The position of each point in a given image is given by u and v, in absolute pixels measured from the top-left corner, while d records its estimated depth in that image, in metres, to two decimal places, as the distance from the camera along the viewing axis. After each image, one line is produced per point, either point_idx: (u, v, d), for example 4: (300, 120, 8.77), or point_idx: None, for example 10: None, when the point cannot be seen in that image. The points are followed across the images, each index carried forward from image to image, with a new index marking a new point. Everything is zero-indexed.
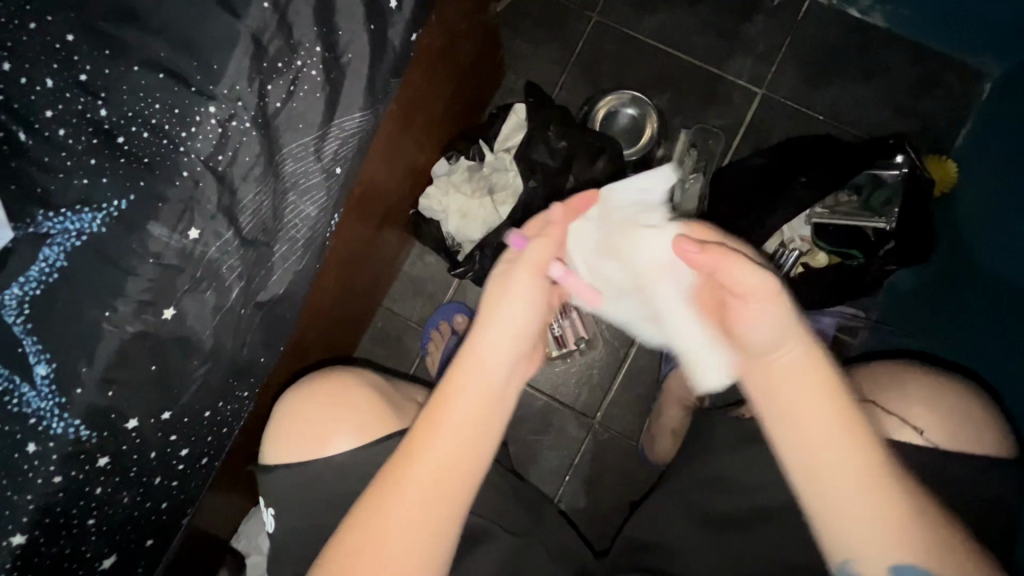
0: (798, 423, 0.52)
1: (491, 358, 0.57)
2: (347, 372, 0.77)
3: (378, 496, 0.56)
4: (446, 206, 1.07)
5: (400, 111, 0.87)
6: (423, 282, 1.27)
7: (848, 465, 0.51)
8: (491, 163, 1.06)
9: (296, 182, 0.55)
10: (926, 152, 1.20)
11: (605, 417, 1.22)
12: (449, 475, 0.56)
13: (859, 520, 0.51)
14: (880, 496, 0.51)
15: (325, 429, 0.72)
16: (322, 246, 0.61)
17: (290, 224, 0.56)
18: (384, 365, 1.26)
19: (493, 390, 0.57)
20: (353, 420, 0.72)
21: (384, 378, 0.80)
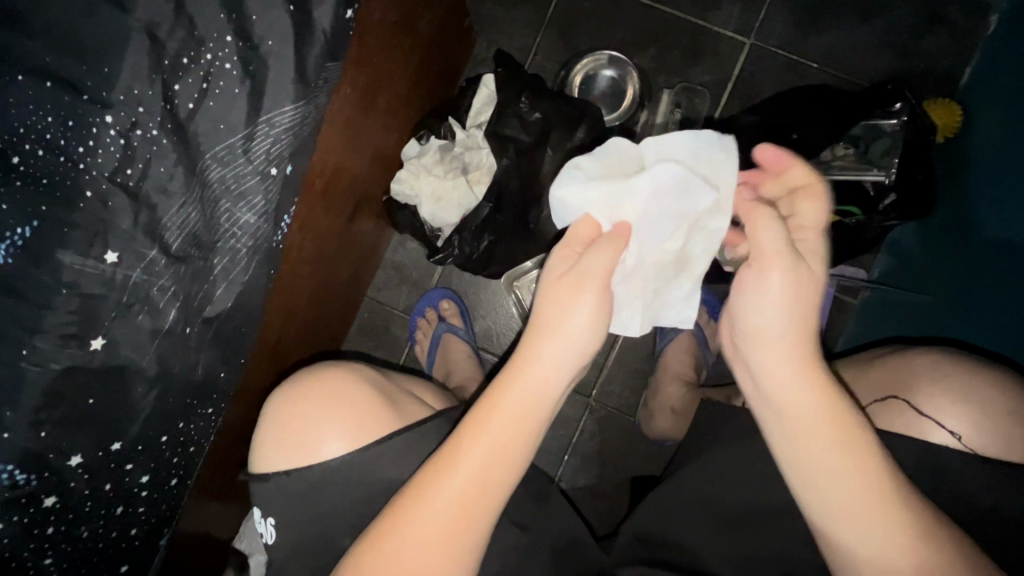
0: (819, 462, 0.54)
1: (539, 372, 0.56)
2: (338, 369, 0.74)
3: (414, 492, 0.56)
4: (418, 190, 1.00)
5: (360, 94, 0.81)
6: (407, 270, 1.23)
7: (858, 494, 0.53)
8: (463, 142, 1.00)
9: (226, 188, 0.51)
10: (929, 95, 1.12)
11: (601, 393, 1.20)
12: (478, 494, 0.55)
13: (862, 528, 0.54)
14: (889, 519, 0.53)
15: (317, 434, 0.69)
16: (272, 252, 0.58)
17: (227, 233, 0.53)
18: (373, 356, 1.23)
19: (532, 409, 0.56)
20: (344, 424, 0.69)
21: (376, 372, 0.77)
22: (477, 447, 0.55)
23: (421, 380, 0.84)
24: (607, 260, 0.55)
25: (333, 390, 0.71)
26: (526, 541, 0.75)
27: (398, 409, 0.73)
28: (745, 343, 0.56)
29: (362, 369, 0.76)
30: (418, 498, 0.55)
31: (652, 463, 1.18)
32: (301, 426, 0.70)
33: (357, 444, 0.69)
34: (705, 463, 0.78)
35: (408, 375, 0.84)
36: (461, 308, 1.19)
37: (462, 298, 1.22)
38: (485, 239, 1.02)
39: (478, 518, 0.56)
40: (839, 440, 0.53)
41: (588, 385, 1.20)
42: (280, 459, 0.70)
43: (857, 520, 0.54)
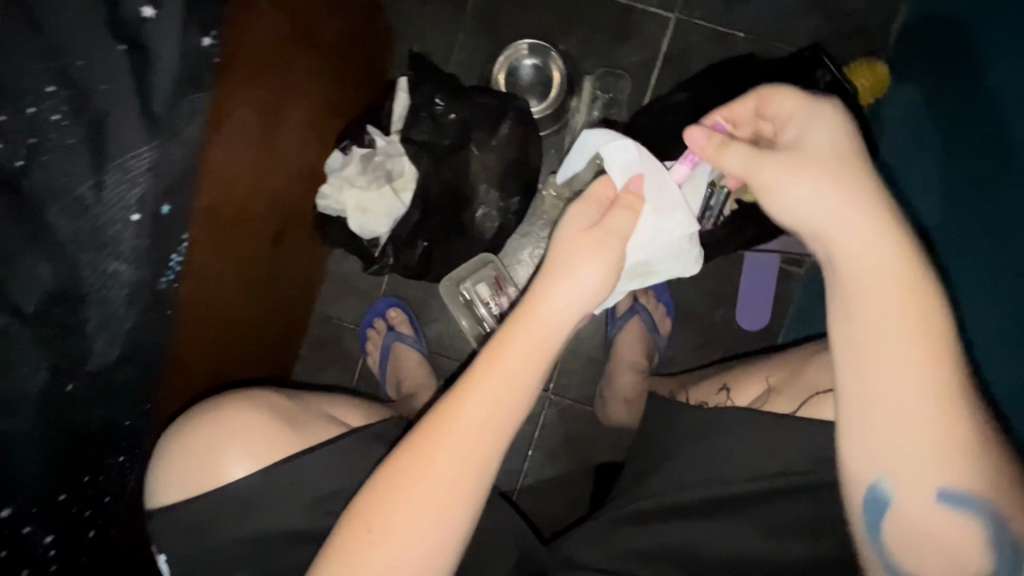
0: (882, 350, 0.53)
1: (547, 320, 0.59)
2: (240, 402, 0.70)
3: (429, 432, 0.58)
4: (344, 204, 0.97)
5: (263, 115, 0.78)
6: (353, 280, 1.22)
7: (917, 391, 0.51)
8: (386, 149, 0.97)
9: (86, 241, 0.51)
10: (859, 56, 1.11)
11: (559, 386, 1.20)
12: (480, 439, 0.58)
13: (913, 426, 0.51)
14: (950, 422, 0.50)
15: (212, 463, 0.66)
16: (159, 297, 0.58)
17: (96, 287, 0.53)
18: (327, 370, 1.22)
19: (538, 354, 0.59)
20: (238, 449, 0.66)
21: (285, 399, 0.73)
22: (470, 409, 0.58)
23: (341, 399, 0.81)
24: (629, 223, 0.62)
25: (229, 423, 0.68)
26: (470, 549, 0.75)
27: (301, 437, 0.69)
28: (829, 236, 0.56)
29: (269, 399, 0.72)
30: (416, 461, 0.57)
31: (615, 448, 1.18)
32: (192, 461, 0.67)
33: (254, 468, 0.66)
34: (645, 453, 0.79)
35: (327, 396, 0.80)
36: (409, 315, 1.18)
37: (411, 304, 1.21)
38: (419, 245, 1.01)
39: (486, 458, 0.58)
40: (908, 329, 0.52)
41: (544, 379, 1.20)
42: (169, 493, 0.67)
43: (898, 419, 0.52)
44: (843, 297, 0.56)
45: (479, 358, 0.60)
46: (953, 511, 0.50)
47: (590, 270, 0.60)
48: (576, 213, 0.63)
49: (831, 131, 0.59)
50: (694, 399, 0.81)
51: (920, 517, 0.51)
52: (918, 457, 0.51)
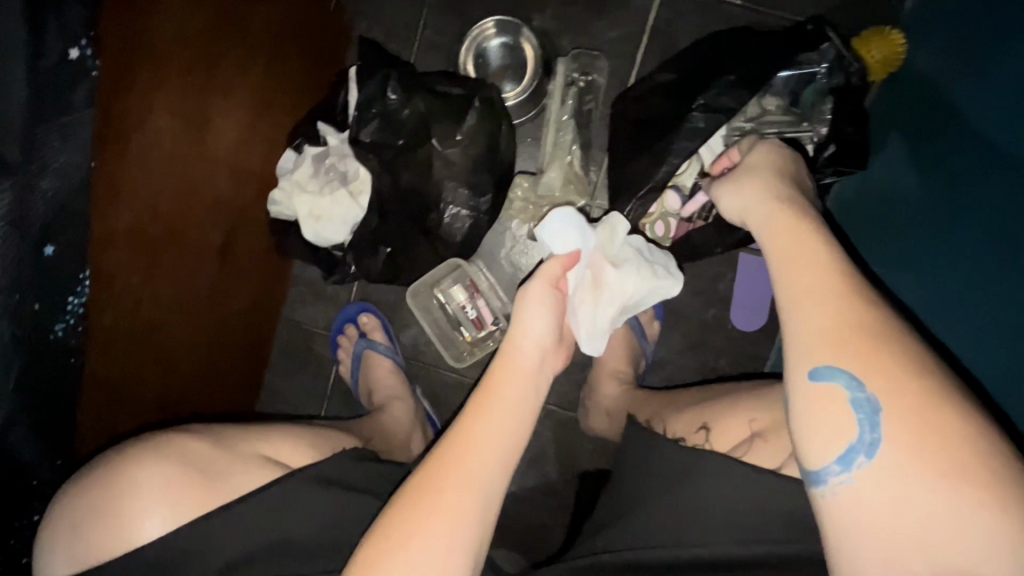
0: (804, 300, 0.58)
1: (524, 360, 0.70)
2: (149, 448, 0.68)
3: (449, 452, 0.62)
4: (296, 210, 0.89)
5: (183, 122, 0.69)
6: (320, 284, 1.15)
7: (825, 324, 0.56)
8: (338, 147, 0.89)
9: None
10: (869, 23, 0.98)
11: None
12: (490, 456, 0.63)
13: (823, 359, 0.54)
14: (865, 356, 0.52)
15: (120, 520, 0.64)
16: (23, 348, 0.57)
17: None
18: (298, 377, 1.17)
19: (528, 389, 0.69)
20: (151, 503, 0.65)
21: (202, 440, 0.72)
22: (484, 430, 0.64)
23: (282, 432, 0.80)
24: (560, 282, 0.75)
25: (133, 477, 0.66)
26: None
27: (216, 484, 0.69)
28: (749, 217, 0.71)
29: (181, 442, 0.70)
30: (437, 481, 0.60)
31: (600, 454, 1.13)
32: (95, 519, 0.64)
33: (167, 520, 0.65)
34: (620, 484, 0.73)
35: (260, 429, 0.79)
36: (381, 320, 1.12)
37: (382, 310, 1.14)
38: (382, 251, 0.93)
39: (490, 477, 0.62)
40: (834, 295, 0.56)
41: None
42: (72, 561, 0.64)
43: (823, 355, 0.54)
44: (776, 261, 0.64)
45: (477, 390, 0.68)
46: (867, 434, 0.50)
47: (548, 312, 0.71)
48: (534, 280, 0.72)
49: (769, 152, 0.77)
50: (672, 436, 0.76)
51: (837, 444, 0.51)
52: (826, 391, 0.53)
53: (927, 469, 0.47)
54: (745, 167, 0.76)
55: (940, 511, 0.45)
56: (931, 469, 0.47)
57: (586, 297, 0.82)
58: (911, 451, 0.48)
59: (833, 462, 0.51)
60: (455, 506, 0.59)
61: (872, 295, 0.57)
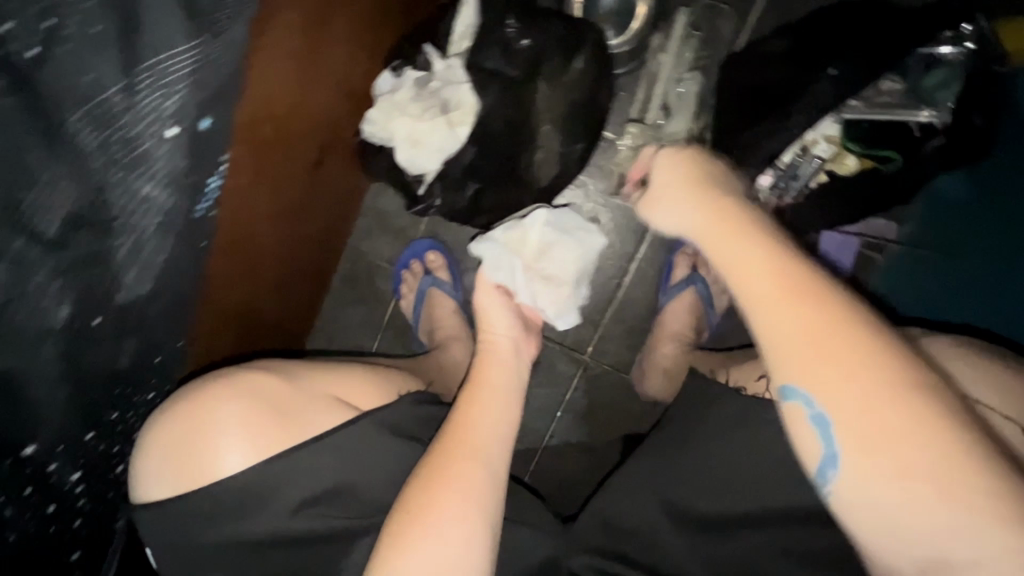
0: (770, 305, 0.49)
1: (498, 362, 0.81)
2: (220, 387, 0.68)
3: (448, 438, 0.69)
4: (392, 132, 0.88)
5: (309, 24, 0.66)
6: (390, 216, 1.14)
7: (794, 332, 0.47)
8: (443, 73, 0.87)
9: (116, 158, 0.47)
10: None
11: (597, 351, 1.14)
12: (491, 440, 0.71)
13: (791, 363, 0.48)
14: (864, 378, 0.44)
15: (201, 458, 0.65)
16: (187, 225, 0.57)
17: (119, 208, 0.49)
18: (356, 307, 1.17)
19: (508, 384, 0.79)
20: (231, 439, 0.65)
21: (271, 375, 0.71)
22: (482, 424, 0.72)
23: (347, 370, 0.77)
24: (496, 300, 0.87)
25: (210, 415, 0.66)
26: None
27: (289, 418, 0.68)
28: (680, 218, 0.60)
29: (251, 379, 0.69)
30: (442, 471, 0.65)
31: (647, 420, 1.14)
32: (175, 458, 0.65)
33: (245, 457, 0.65)
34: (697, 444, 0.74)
35: (324, 366, 0.77)
36: (447, 260, 1.11)
37: (449, 250, 1.13)
38: (469, 188, 0.92)
39: (491, 453, 0.70)
40: (766, 284, 0.50)
41: (583, 342, 1.14)
42: (165, 487, 0.65)
43: (812, 367, 0.46)
44: (713, 255, 0.56)
45: (466, 388, 0.78)
46: (827, 447, 0.46)
47: (506, 315, 0.86)
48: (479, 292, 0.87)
49: (674, 164, 0.64)
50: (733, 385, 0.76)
51: (810, 459, 0.48)
52: (801, 412, 0.48)
53: (892, 472, 0.42)
54: (659, 184, 0.64)
55: (986, 550, 0.38)
56: (954, 501, 0.40)
57: (541, 286, 0.91)
58: (947, 468, 0.40)
59: (815, 475, 0.48)
60: (456, 495, 0.64)
61: (835, 291, 0.48)
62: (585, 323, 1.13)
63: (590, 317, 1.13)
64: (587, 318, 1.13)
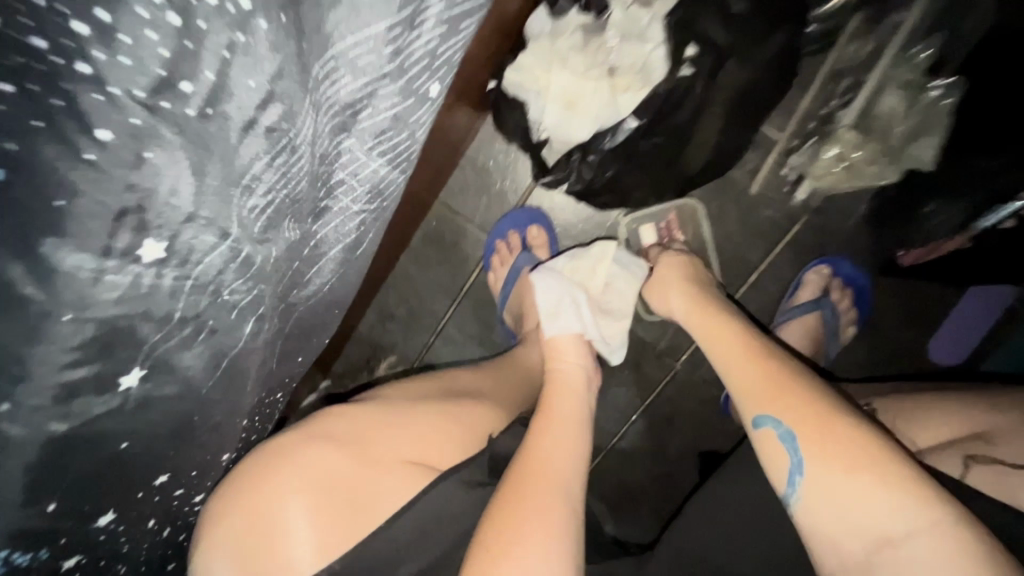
0: (716, 348, 0.69)
1: (574, 394, 0.72)
2: (279, 466, 0.54)
3: (522, 471, 0.60)
4: (545, 85, 0.73)
5: None
6: (491, 176, 0.99)
7: (744, 374, 0.63)
8: (617, 22, 0.71)
9: (364, 117, 0.44)
10: None
11: (691, 360, 1.04)
12: (555, 462, 0.61)
13: (775, 408, 0.57)
14: (789, 399, 0.57)
15: (271, 525, 0.52)
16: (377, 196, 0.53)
17: (346, 174, 0.47)
18: (435, 271, 1.05)
19: (580, 406, 0.71)
20: (313, 502, 0.53)
21: (336, 445, 0.56)
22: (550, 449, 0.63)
23: (426, 411, 0.62)
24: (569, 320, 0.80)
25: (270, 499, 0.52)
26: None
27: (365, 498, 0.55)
28: (672, 287, 0.83)
29: (318, 458, 0.55)
30: (509, 507, 0.56)
31: (728, 439, 1.07)
32: (244, 529, 0.52)
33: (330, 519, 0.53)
34: None
35: (394, 409, 0.61)
36: (549, 237, 0.98)
37: (551, 225, 0.99)
38: (611, 169, 0.77)
39: (558, 476, 0.60)
40: (729, 343, 0.68)
41: (678, 348, 1.04)
42: None
43: (781, 405, 0.57)
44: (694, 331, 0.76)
45: (539, 416, 0.69)
46: (794, 456, 0.54)
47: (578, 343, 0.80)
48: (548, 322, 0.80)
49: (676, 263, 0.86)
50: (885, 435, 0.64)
51: (780, 472, 0.55)
52: (775, 443, 0.56)
53: (843, 471, 0.50)
54: (656, 280, 0.86)
55: (911, 517, 0.46)
56: (885, 483, 0.48)
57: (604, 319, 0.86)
58: (876, 473, 0.49)
59: (787, 487, 0.54)
60: (535, 513, 0.55)
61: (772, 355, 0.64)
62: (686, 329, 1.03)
63: None
64: None
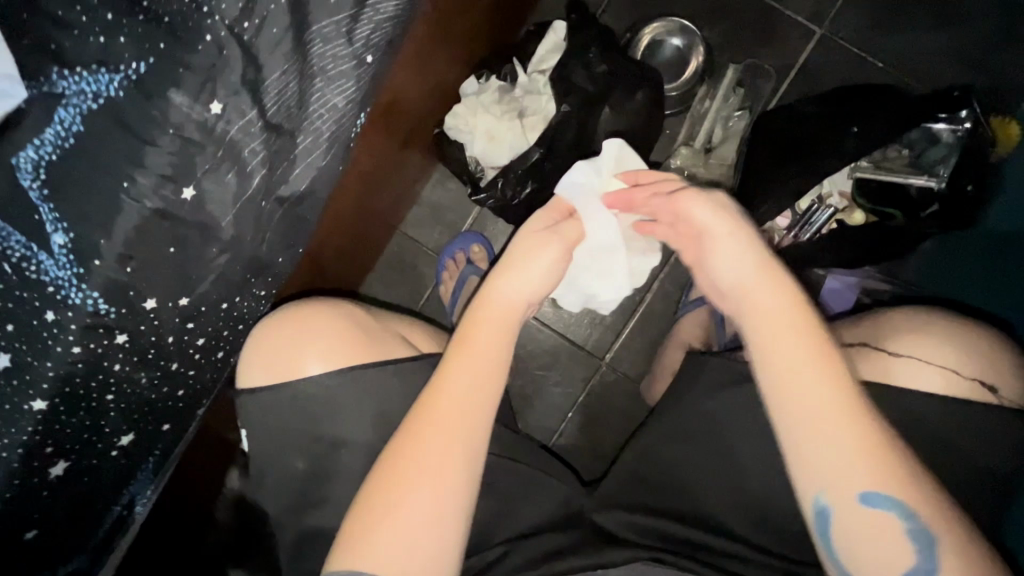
0: (766, 315, 0.57)
1: (508, 304, 0.64)
2: (318, 313, 0.74)
3: (412, 424, 0.61)
4: (474, 127, 0.99)
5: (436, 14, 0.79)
6: (443, 208, 1.24)
7: (829, 396, 0.54)
8: (524, 85, 1.00)
9: (322, 68, 0.50)
10: (991, 109, 1.07)
11: (614, 358, 1.22)
12: (458, 415, 0.61)
13: (854, 458, 0.52)
14: (867, 427, 0.53)
15: (304, 349, 0.71)
16: (347, 148, 0.57)
17: (314, 114, 0.52)
18: (396, 288, 1.25)
19: (509, 323, 0.64)
20: (336, 343, 0.72)
21: (364, 312, 0.77)
22: (450, 398, 0.61)
23: (418, 325, 0.84)
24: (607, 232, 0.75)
25: (311, 323, 0.73)
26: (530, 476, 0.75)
27: (376, 342, 0.73)
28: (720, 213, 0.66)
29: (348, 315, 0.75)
30: (403, 456, 0.59)
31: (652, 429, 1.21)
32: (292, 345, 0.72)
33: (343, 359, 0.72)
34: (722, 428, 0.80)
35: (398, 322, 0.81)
36: (490, 254, 1.20)
37: (492, 243, 1.23)
38: (528, 186, 1.00)
39: (467, 432, 0.61)
40: (786, 305, 0.58)
41: (602, 348, 1.22)
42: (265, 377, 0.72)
43: (844, 437, 0.53)
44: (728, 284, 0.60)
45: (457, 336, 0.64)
46: (918, 548, 0.52)
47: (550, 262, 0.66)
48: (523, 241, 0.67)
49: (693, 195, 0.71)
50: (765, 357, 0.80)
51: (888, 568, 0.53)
52: (854, 499, 0.53)
53: (930, 524, 0.52)
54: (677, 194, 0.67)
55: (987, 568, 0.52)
56: (952, 538, 0.52)
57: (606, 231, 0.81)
58: (907, 492, 0.52)
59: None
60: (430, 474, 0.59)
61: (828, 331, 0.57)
62: (607, 331, 1.22)
63: (613, 326, 1.22)
64: (610, 326, 1.22)
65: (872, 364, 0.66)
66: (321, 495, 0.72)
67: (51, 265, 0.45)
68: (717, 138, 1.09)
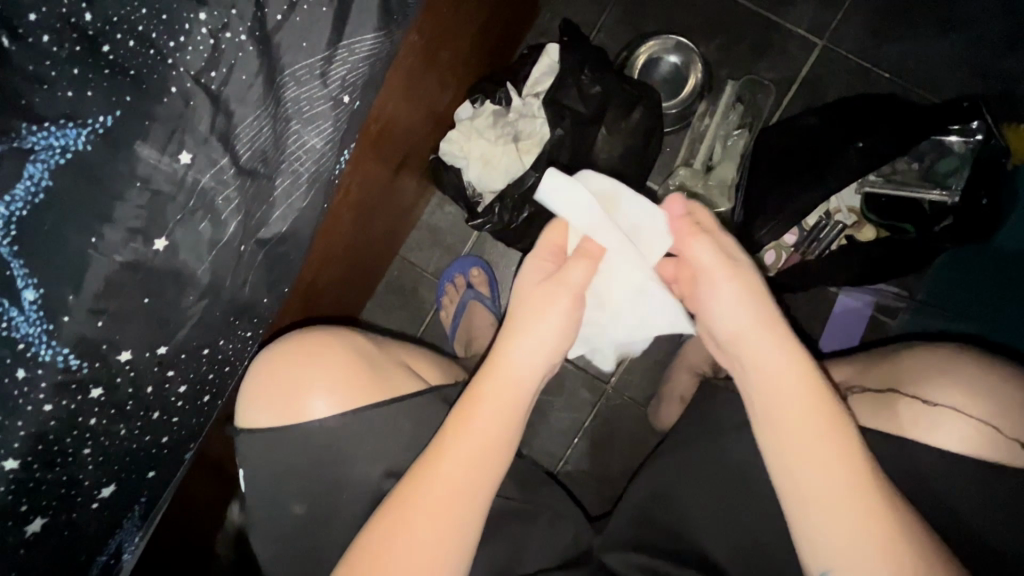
0: (767, 378, 0.55)
1: (521, 365, 0.58)
2: (319, 345, 0.71)
3: (406, 495, 0.57)
4: (468, 153, 1.00)
5: (424, 43, 0.78)
6: (442, 232, 1.22)
7: (834, 468, 0.52)
8: (519, 108, 0.99)
9: (299, 110, 0.50)
10: (1004, 116, 1.03)
11: (619, 382, 1.19)
12: (457, 496, 0.57)
13: (848, 531, 0.51)
14: (864, 500, 0.52)
15: (303, 388, 0.69)
16: (330, 185, 0.57)
17: (293, 155, 0.52)
18: (396, 313, 1.24)
19: (521, 392, 0.59)
20: (333, 383, 0.69)
21: (366, 339, 0.75)
22: (473, 437, 0.57)
23: (419, 350, 0.81)
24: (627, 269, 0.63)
25: (315, 356, 0.70)
26: (529, 514, 0.72)
27: (379, 375, 0.71)
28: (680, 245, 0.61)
29: (344, 346, 0.72)
30: (392, 534, 0.56)
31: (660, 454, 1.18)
32: (292, 383, 0.69)
33: (341, 398, 0.69)
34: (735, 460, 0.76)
35: (395, 350, 0.77)
36: (489, 277, 1.19)
37: (492, 267, 1.21)
38: (525, 211, 0.99)
39: (466, 512, 0.57)
40: (794, 371, 0.55)
41: (606, 371, 1.19)
42: (270, 419, 0.70)
43: (842, 512, 0.52)
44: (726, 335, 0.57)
45: (463, 402, 0.59)
46: None
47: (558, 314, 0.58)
48: (559, 293, 0.58)
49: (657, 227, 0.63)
50: None
51: None
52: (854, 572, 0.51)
53: None
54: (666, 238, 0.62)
55: None
56: None
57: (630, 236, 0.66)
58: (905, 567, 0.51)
59: None
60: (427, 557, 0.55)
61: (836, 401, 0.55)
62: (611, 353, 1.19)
63: None
64: None
65: (897, 415, 0.63)
66: (314, 535, 0.70)
67: (21, 322, 0.46)
68: (717, 155, 1.06)
